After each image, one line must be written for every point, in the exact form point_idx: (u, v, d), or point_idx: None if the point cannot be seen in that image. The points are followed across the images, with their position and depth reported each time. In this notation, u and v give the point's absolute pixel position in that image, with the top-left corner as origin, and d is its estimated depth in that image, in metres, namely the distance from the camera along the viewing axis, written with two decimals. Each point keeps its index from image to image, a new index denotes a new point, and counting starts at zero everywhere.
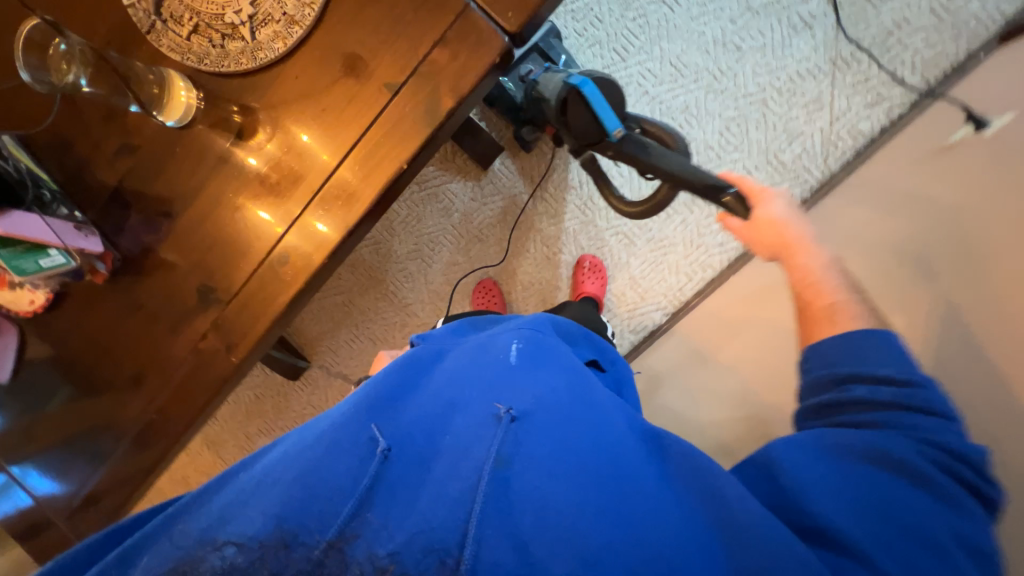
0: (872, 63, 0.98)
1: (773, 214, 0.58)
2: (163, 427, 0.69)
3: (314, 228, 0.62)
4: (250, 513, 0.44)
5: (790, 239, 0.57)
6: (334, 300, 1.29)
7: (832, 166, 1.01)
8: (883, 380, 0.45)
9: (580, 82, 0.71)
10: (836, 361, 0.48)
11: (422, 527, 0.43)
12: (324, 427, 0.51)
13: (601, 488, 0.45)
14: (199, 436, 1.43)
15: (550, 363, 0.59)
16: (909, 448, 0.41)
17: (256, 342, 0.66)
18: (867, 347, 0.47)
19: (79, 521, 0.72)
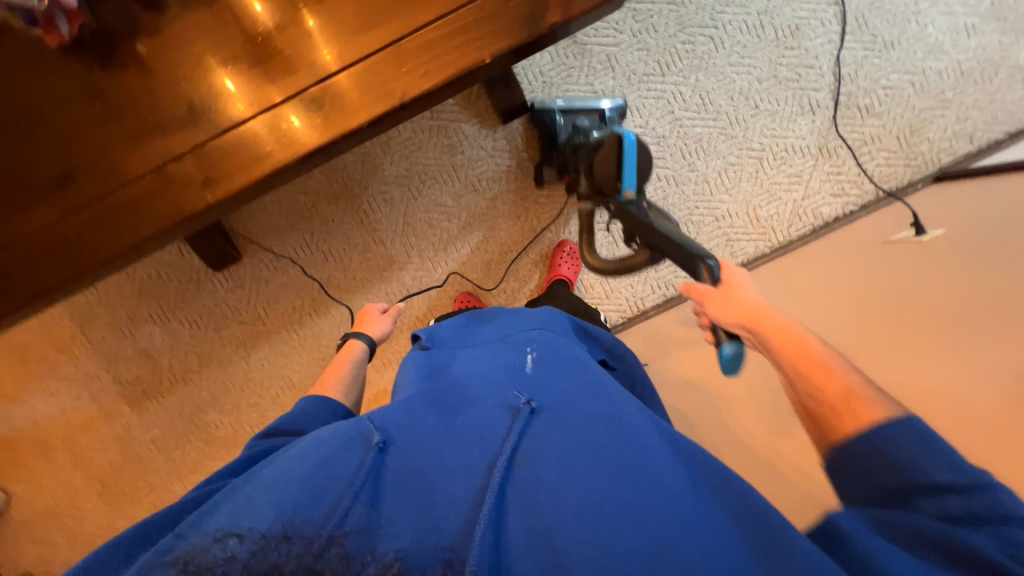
0: (846, 162, 1.16)
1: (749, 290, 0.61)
2: (86, 248, 0.56)
3: (287, 123, 0.57)
4: (262, 510, 0.46)
5: (765, 311, 0.58)
6: (295, 198, 1.15)
7: (792, 234, 1.18)
8: (945, 488, 0.40)
9: (624, 132, 0.79)
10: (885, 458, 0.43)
11: (435, 527, 0.46)
12: (345, 425, 0.57)
13: (612, 482, 0.48)
14: (65, 302, 1.17)
15: (564, 367, 0.65)
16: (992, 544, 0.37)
17: (247, 186, 0.57)
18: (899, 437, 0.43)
19: None
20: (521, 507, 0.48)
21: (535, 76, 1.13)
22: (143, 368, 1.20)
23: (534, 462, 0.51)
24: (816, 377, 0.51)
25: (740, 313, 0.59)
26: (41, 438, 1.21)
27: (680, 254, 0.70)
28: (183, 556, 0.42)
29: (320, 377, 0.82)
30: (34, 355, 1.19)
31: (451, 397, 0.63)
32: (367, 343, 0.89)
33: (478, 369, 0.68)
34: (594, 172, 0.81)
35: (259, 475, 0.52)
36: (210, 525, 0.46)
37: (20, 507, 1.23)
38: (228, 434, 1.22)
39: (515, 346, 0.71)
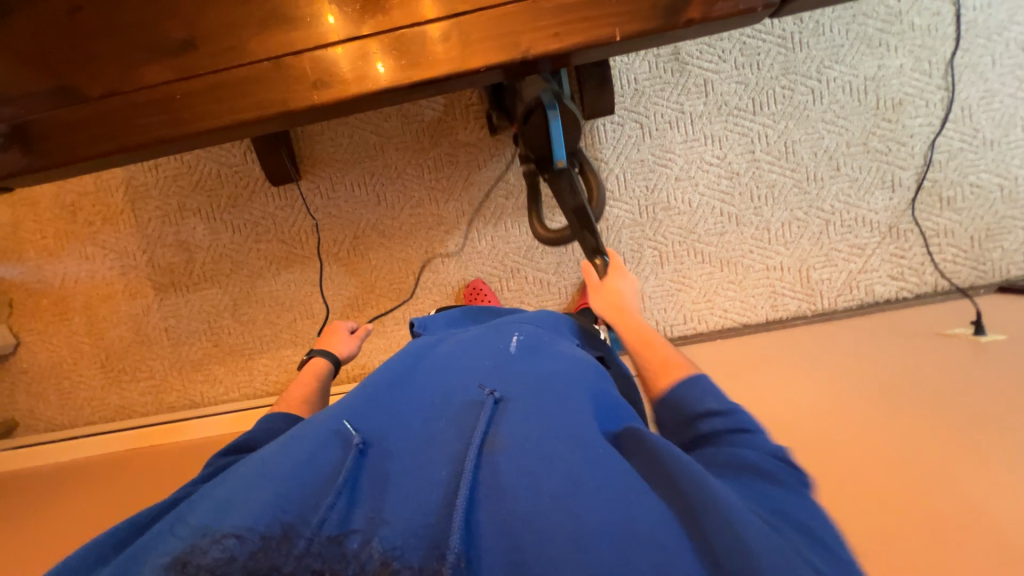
0: (912, 248, 1.14)
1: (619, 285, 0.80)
2: (187, 115, 0.58)
3: (464, 43, 0.57)
4: (239, 507, 0.44)
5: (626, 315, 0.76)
6: (365, 136, 1.17)
7: (839, 304, 1.16)
8: (715, 412, 0.52)
9: (551, 104, 0.78)
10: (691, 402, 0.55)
11: (409, 513, 0.44)
12: (321, 417, 0.56)
13: (585, 459, 0.46)
14: (122, 175, 1.20)
15: (539, 355, 0.65)
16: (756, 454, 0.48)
17: (351, 99, 0.58)
18: (692, 388, 0.56)
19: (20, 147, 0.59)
20: (496, 490, 0.45)
21: (628, 81, 1.13)
22: (177, 259, 1.22)
23: (504, 444, 0.48)
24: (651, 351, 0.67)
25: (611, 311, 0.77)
26: (63, 297, 1.25)
27: (582, 233, 0.86)
28: (179, 558, 0.40)
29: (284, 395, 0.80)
30: (80, 218, 1.22)
31: (423, 389, 0.61)
32: (331, 362, 0.88)
33: (454, 358, 0.66)
34: (529, 138, 0.83)
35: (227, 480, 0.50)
36: (196, 522, 0.43)
37: (25, 356, 1.27)
38: (235, 344, 1.24)
39: (492, 336, 0.71)
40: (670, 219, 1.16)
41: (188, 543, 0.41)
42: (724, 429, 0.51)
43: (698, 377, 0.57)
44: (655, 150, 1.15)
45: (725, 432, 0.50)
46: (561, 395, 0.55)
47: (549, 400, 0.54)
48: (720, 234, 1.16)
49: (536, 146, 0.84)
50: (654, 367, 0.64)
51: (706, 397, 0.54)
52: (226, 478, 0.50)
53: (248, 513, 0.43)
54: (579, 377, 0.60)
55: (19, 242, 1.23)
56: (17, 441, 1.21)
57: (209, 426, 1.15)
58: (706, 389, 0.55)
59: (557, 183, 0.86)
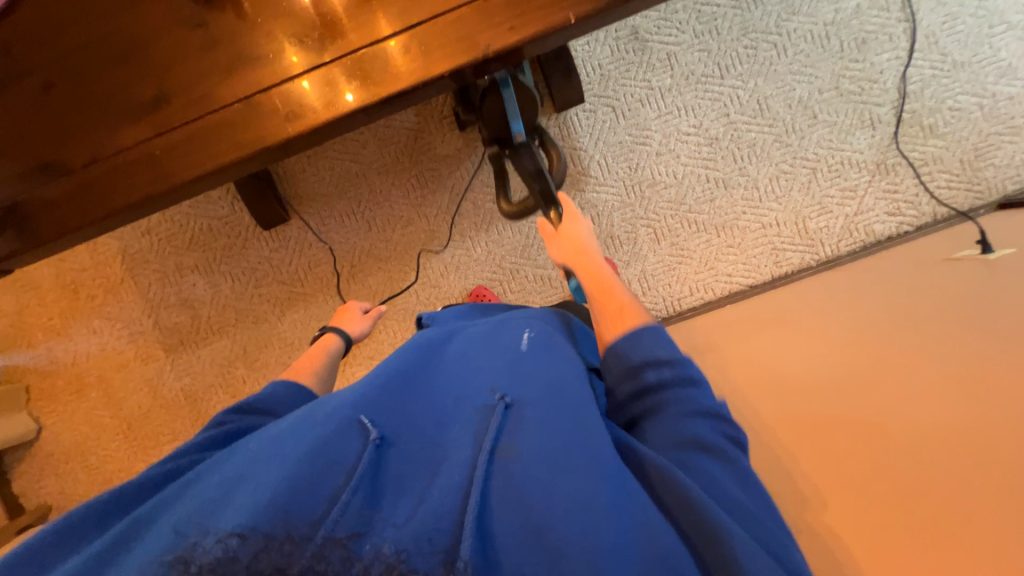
0: (904, 181, 1.13)
1: (568, 227, 0.80)
2: (167, 167, 0.59)
3: (427, 51, 0.58)
4: (246, 503, 0.44)
5: (583, 248, 0.77)
6: (347, 165, 1.18)
7: (841, 249, 1.15)
8: (665, 364, 0.55)
9: (505, 81, 0.80)
10: (644, 352, 0.57)
11: (425, 523, 0.43)
12: (332, 409, 0.54)
13: (598, 479, 0.46)
14: (118, 244, 1.22)
15: (550, 353, 0.62)
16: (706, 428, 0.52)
17: (326, 124, 0.58)
18: (646, 337, 0.58)
19: (13, 225, 0.60)
20: (507, 500, 0.46)
21: (593, 68, 1.14)
22: (182, 317, 1.23)
23: (517, 452, 0.49)
24: (602, 295, 0.68)
25: (565, 249, 0.78)
26: (77, 374, 1.26)
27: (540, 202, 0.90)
28: (181, 554, 0.41)
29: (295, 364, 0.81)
30: (83, 293, 1.23)
31: (432, 388, 0.59)
32: (343, 341, 0.87)
33: (465, 356, 0.64)
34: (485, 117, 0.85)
35: (233, 463, 0.51)
36: (193, 510, 0.45)
37: (49, 439, 1.27)
38: (252, 392, 1.24)
39: (508, 328, 0.68)
40: (657, 195, 1.17)
41: (190, 539, 0.42)
42: (669, 380, 0.54)
43: (652, 325, 0.60)
44: (631, 130, 1.15)
45: (671, 382, 0.54)
46: (582, 403, 0.54)
47: (565, 407, 0.53)
48: (710, 201, 1.16)
49: (494, 122, 0.87)
50: (610, 312, 0.65)
51: (657, 345, 0.57)
52: (234, 461, 0.51)
53: (252, 509, 0.43)
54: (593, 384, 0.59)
55: (27, 327, 1.25)
56: None
57: None
58: (659, 338, 0.58)
59: (518, 154, 0.90)
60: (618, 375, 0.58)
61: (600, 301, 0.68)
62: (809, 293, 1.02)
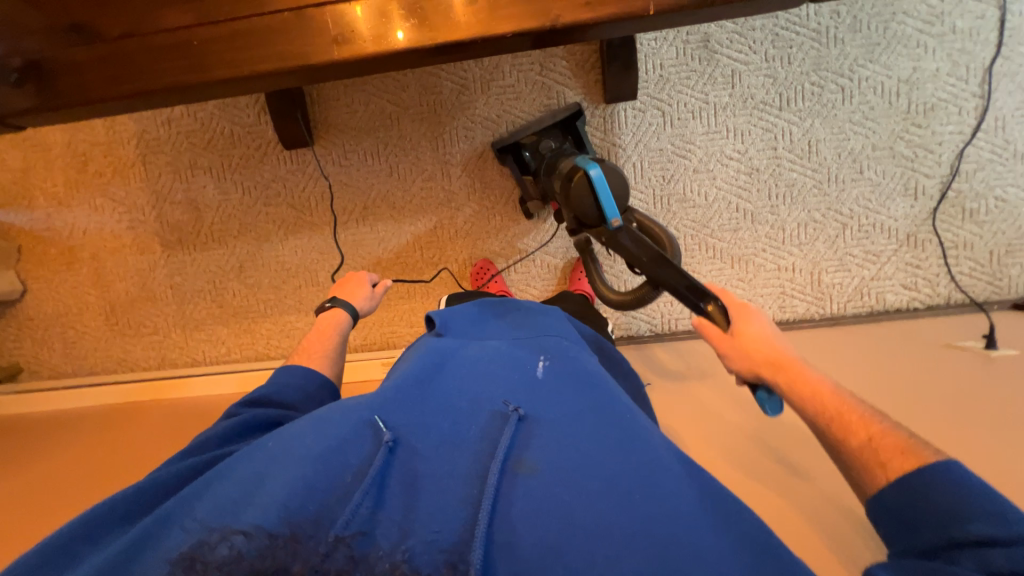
0: (928, 258, 1.12)
1: (755, 329, 0.66)
2: (204, 60, 0.57)
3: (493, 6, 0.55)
4: (261, 504, 0.46)
5: (783, 355, 0.63)
6: (382, 105, 1.15)
7: (847, 310, 1.14)
8: (973, 540, 0.41)
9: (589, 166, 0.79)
10: (936, 501, 0.44)
11: (432, 526, 0.45)
12: (350, 410, 0.58)
13: (608, 494, 0.46)
14: (136, 128, 1.19)
15: (565, 377, 0.64)
16: None
17: (373, 56, 0.56)
18: (952, 492, 0.44)
19: (32, 82, 0.58)
20: (518, 509, 0.46)
21: (653, 66, 1.10)
22: (186, 217, 1.21)
23: (529, 467, 0.50)
24: (844, 416, 0.55)
25: (762, 354, 0.64)
26: (71, 248, 1.25)
27: (682, 298, 0.74)
28: (190, 552, 0.42)
29: (305, 346, 0.82)
30: (91, 168, 1.21)
31: (447, 400, 0.61)
32: (352, 314, 0.88)
33: (479, 368, 0.66)
34: (573, 208, 0.82)
35: (253, 459, 0.54)
36: (208, 505, 0.48)
37: (31, 303, 1.28)
38: (239, 306, 1.24)
39: (521, 349, 0.71)
40: (683, 212, 1.15)
41: (196, 540, 0.43)
42: (1002, 570, 0.39)
43: (936, 463, 0.46)
44: (675, 140, 1.12)
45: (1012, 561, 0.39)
46: (591, 423, 0.56)
47: (578, 428, 0.55)
48: (733, 231, 1.15)
49: (588, 212, 0.82)
50: (861, 442, 0.52)
51: (955, 501, 0.44)
52: (251, 460, 0.54)
53: (267, 511, 0.45)
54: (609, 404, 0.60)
55: (29, 188, 1.23)
56: (21, 386, 1.23)
57: (214, 385, 1.17)
58: (955, 489, 0.44)
59: (614, 238, 0.80)
60: (906, 532, 0.46)
61: (841, 417, 0.55)
62: (806, 343, 1.03)
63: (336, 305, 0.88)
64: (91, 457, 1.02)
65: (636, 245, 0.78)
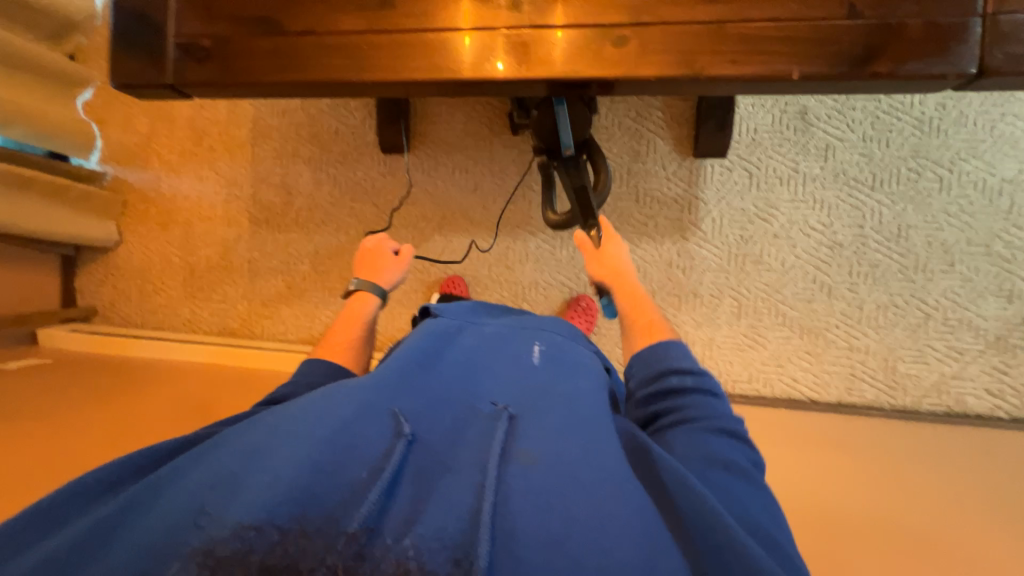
0: (1018, 366, 1.05)
1: (616, 253, 0.80)
2: (368, 63, 0.63)
3: (643, 50, 0.58)
4: (261, 488, 0.42)
5: (620, 272, 0.78)
6: (479, 126, 1.21)
7: (921, 404, 1.08)
8: (685, 374, 0.60)
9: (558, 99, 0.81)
10: (670, 361, 0.61)
11: (444, 514, 0.43)
12: (357, 391, 0.55)
13: (604, 492, 0.46)
14: (253, 113, 1.30)
15: (558, 372, 0.65)
16: (712, 431, 0.54)
17: (521, 80, 0.61)
18: (669, 351, 0.63)
19: (213, 59, 0.65)
20: (525, 503, 0.44)
21: (747, 129, 1.13)
22: (277, 198, 1.30)
23: (530, 458, 0.48)
24: (634, 309, 0.74)
25: (600, 269, 0.79)
26: (169, 209, 1.35)
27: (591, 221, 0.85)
28: (198, 546, 0.38)
29: (329, 335, 0.85)
30: (205, 143, 1.32)
31: (446, 387, 0.60)
32: (378, 296, 0.91)
33: (480, 360, 0.65)
34: (534, 132, 0.87)
35: (239, 438, 0.49)
36: (191, 490, 0.43)
37: (122, 254, 1.37)
38: (306, 290, 1.29)
39: (517, 345, 0.70)
40: (757, 273, 1.13)
41: (195, 535, 0.39)
42: (688, 388, 0.58)
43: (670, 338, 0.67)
44: (759, 202, 1.13)
45: (691, 388, 0.58)
46: (582, 420, 0.56)
47: (577, 426, 0.54)
48: (807, 301, 1.12)
49: (542, 138, 0.87)
50: (640, 322, 0.72)
51: (681, 357, 0.62)
52: (244, 437, 0.49)
53: (271, 497, 0.41)
54: (606, 413, 0.59)
55: (148, 151, 1.35)
56: (95, 328, 1.31)
57: (267, 361, 1.20)
58: (682, 352, 0.63)
59: (566, 170, 0.87)
60: (643, 380, 0.62)
61: (632, 316, 0.74)
62: (888, 438, 0.97)
63: (362, 287, 0.91)
64: (141, 407, 1.02)
65: (569, 176, 0.87)
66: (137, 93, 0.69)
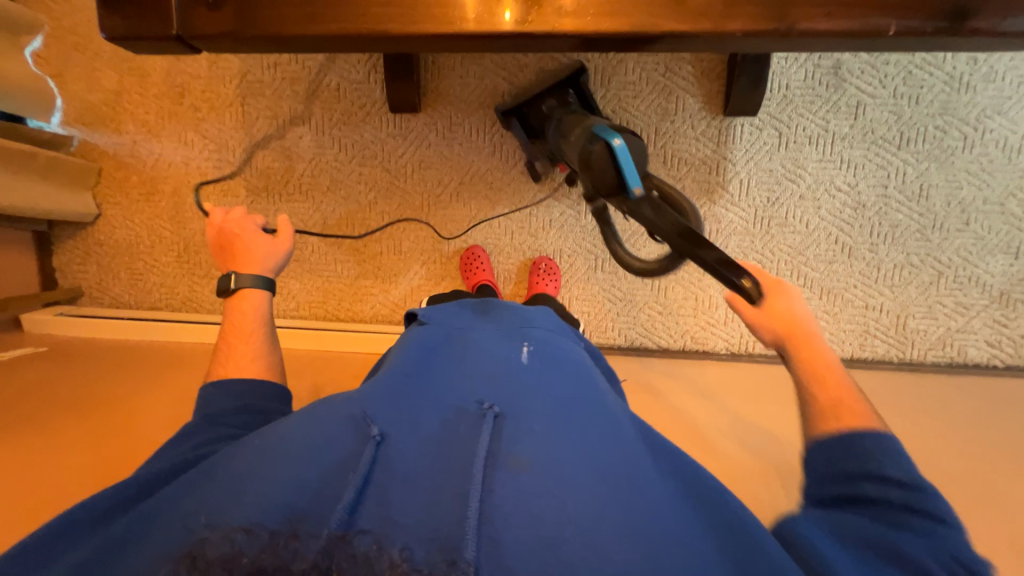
0: (1017, 318, 1.12)
1: (787, 308, 0.61)
2: (416, 12, 0.56)
3: (731, 1, 0.52)
4: (246, 501, 0.42)
5: (800, 333, 0.60)
6: (497, 81, 1.12)
7: (927, 357, 1.14)
8: (893, 481, 0.46)
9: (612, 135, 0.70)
10: (861, 455, 0.49)
11: (425, 517, 0.41)
12: (339, 410, 0.54)
13: (592, 489, 0.44)
14: (239, 67, 1.16)
15: (552, 367, 0.63)
16: (924, 552, 0.42)
17: (592, 35, 0.55)
18: (863, 442, 0.49)
19: (229, 5, 0.56)
20: (509, 501, 0.42)
21: (779, 84, 1.09)
22: (277, 164, 1.19)
23: (519, 462, 0.46)
24: (829, 388, 0.55)
25: (775, 331, 0.60)
26: (152, 178, 1.22)
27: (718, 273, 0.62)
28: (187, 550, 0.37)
29: (230, 352, 0.73)
30: (187, 101, 1.18)
31: (433, 391, 0.58)
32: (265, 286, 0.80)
33: (467, 359, 0.63)
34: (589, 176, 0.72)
35: (229, 458, 0.49)
36: (181, 509, 0.43)
37: (104, 228, 1.25)
38: (315, 263, 1.22)
39: (506, 340, 0.67)
40: (781, 235, 1.14)
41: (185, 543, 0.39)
42: (896, 500, 0.45)
43: (881, 433, 0.50)
44: (787, 163, 1.11)
45: (897, 501, 0.45)
46: (574, 418, 0.54)
47: (570, 426, 0.52)
48: (828, 262, 1.14)
49: (601, 184, 0.72)
50: (824, 402, 0.55)
51: (890, 460, 0.48)
52: (234, 457, 0.49)
53: (254, 509, 0.41)
54: (592, 406, 0.57)
55: (119, 111, 1.20)
56: (86, 310, 1.21)
57: (280, 340, 1.14)
58: (893, 452, 0.48)
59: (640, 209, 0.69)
60: (823, 477, 0.50)
61: (827, 397, 0.55)
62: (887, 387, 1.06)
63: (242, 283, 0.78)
64: (158, 393, 0.97)
65: (655, 212, 0.68)
66: (133, 46, 0.59)
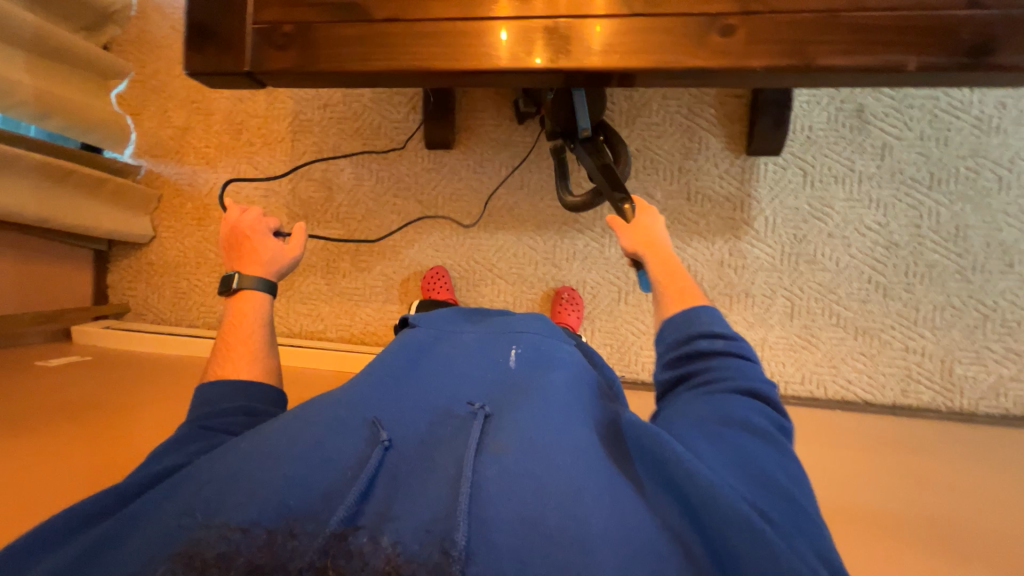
0: None
1: (652, 218, 0.68)
2: (458, 51, 0.61)
3: (752, 40, 0.56)
4: (242, 502, 0.42)
5: (656, 237, 0.66)
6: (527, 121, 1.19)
7: (980, 407, 1.06)
8: (719, 335, 0.53)
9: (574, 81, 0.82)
10: (694, 325, 0.54)
11: (423, 514, 0.41)
12: (326, 407, 0.53)
13: (586, 483, 0.43)
14: (293, 107, 1.28)
15: (542, 363, 0.61)
16: (746, 408, 0.48)
17: (620, 71, 0.59)
18: (697, 315, 0.55)
19: (294, 46, 0.63)
20: (497, 490, 0.42)
21: (803, 127, 1.11)
22: (318, 194, 1.27)
23: (500, 446, 0.46)
24: (674, 279, 0.61)
25: (638, 237, 0.67)
26: (205, 204, 1.32)
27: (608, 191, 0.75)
28: (185, 551, 0.38)
29: (227, 351, 0.69)
30: (244, 137, 1.30)
31: (427, 385, 0.57)
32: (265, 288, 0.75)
33: (455, 357, 0.62)
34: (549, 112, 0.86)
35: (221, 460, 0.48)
36: (172, 513, 0.43)
37: (157, 249, 1.35)
38: (346, 287, 1.27)
39: (497, 338, 0.65)
40: (810, 273, 1.12)
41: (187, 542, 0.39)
42: (720, 351, 0.52)
43: (703, 304, 0.56)
44: (814, 202, 1.11)
45: (723, 351, 0.52)
46: (567, 410, 0.53)
47: (565, 419, 0.51)
48: (862, 301, 1.10)
49: (557, 120, 0.86)
50: (671, 288, 0.60)
51: (714, 320, 0.54)
52: (221, 458, 0.48)
53: (252, 509, 0.41)
54: (583, 402, 0.56)
55: (184, 145, 1.33)
56: (131, 325, 1.28)
57: (307, 359, 1.17)
58: (717, 317, 0.55)
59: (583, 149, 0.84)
60: (669, 347, 0.55)
61: (666, 284, 0.61)
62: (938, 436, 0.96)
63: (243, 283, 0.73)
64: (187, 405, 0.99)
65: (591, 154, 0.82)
66: (210, 81, 0.67)
